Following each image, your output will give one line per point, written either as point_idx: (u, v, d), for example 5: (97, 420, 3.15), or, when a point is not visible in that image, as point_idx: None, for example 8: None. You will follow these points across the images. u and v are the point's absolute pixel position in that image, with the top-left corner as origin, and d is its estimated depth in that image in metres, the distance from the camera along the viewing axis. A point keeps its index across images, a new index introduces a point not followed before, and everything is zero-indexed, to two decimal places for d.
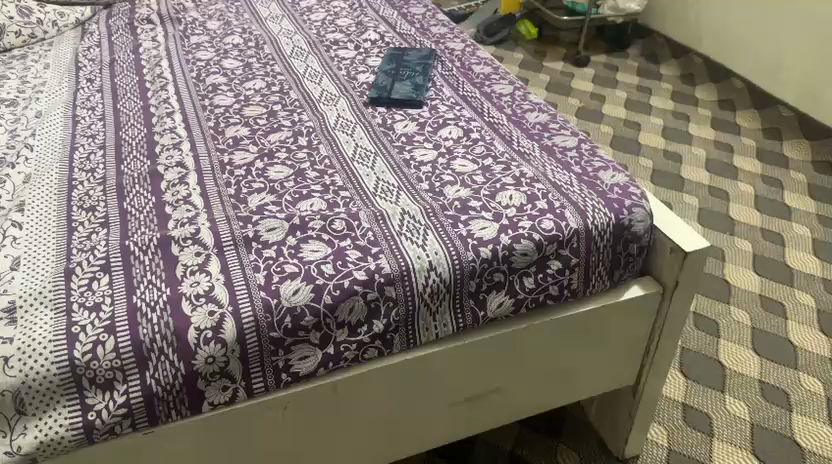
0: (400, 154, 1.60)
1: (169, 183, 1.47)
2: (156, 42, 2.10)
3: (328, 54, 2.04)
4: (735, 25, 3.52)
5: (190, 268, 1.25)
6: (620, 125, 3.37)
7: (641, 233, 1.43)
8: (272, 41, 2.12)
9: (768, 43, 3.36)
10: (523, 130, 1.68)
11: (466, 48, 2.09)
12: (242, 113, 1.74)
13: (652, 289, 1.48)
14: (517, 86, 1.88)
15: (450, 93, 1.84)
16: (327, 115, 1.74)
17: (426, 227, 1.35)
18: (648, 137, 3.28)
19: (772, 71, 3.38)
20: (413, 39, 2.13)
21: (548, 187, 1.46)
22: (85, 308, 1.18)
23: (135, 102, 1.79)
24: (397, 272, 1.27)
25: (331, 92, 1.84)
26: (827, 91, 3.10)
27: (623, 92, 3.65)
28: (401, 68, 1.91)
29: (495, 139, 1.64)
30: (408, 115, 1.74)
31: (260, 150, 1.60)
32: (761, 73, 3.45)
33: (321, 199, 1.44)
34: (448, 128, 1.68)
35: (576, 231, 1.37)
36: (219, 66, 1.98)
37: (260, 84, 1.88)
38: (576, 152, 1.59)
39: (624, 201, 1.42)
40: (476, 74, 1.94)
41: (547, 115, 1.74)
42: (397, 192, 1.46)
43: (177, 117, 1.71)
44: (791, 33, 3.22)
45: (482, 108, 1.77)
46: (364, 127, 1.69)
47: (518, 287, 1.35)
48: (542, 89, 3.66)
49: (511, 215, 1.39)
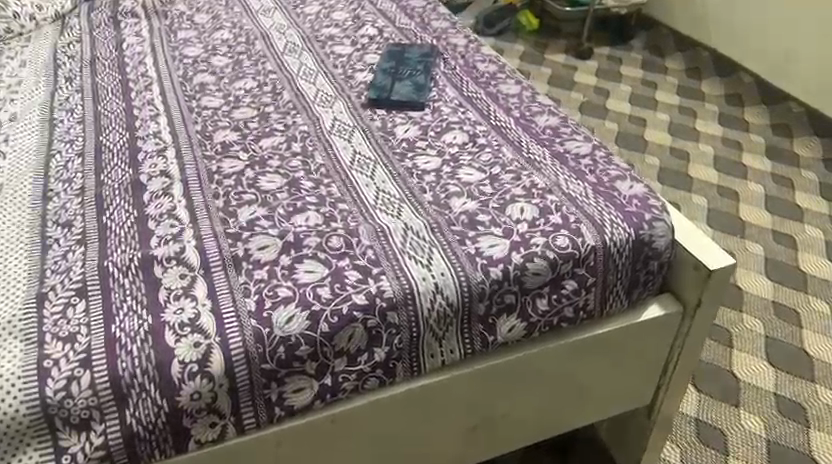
0: (401, 162, 1.49)
1: (152, 194, 1.36)
2: (140, 37, 1.98)
3: (324, 51, 1.93)
4: (734, 16, 3.46)
5: (174, 292, 1.14)
6: (625, 122, 3.26)
7: (661, 250, 1.33)
8: (263, 37, 2.00)
9: (767, 39, 3.32)
10: (532, 135, 1.57)
11: (470, 44, 1.97)
12: (232, 116, 1.63)
13: (672, 307, 1.39)
14: (524, 86, 1.77)
15: (454, 94, 1.73)
16: (323, 118, 1.63)
17: (431, 244, 1.25)
18: (653, 134, 3.18)
19: (770, 66, 3.35)
20: (413, 34, 2.02)
21: (562, 199, 1.36)
22: (58, 338, 1.07)
23: (117, 103, 1.67)
24: (400, 296, 1.17)
25: (327, 93, 1.73)
26: (823, 92, 3.11)
27: (627, 87, 3.54)
28: (402, 66, 1.80)
29: (503, 144, 1.54)
30: (410, 118, 1.63)
31: (251, 157, 1.49)
32: (757, 66, 3.42)
33: (318, 212, 1.33)
34: (452, 133, 1.58)
35: (593, 248, 1.27)
36: (208, 63, 1.86)
37: (251, 83, 1.77)
38: (591, 158, 1.48)
39: (644, 214, 1.33)
40: (480, 73, 1.83)
41: (558, 118, 1.63)
42: (399, 205, 1.36)
43: (162, 120, 1.60)
44: (793, 32, 3.19)
45: (487, 110, 1.66)
46: (363, 132, 1.58)
47: (531, 310, 1.25)
48: (544, 83, 3.55)
49: (523, 230, 1.29)
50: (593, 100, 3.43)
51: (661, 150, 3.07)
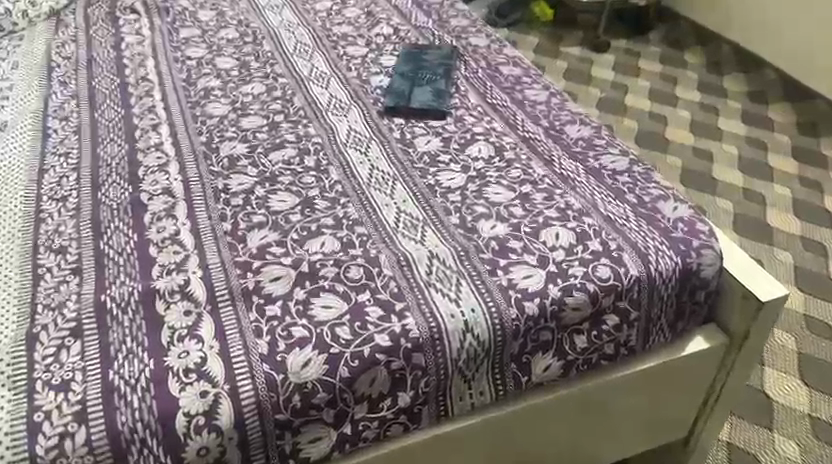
0: (423, 178, 1.37)
1: (154, 216, 1.25)
2: (141, 36, 1.87)
3: (336, 52, 1.81)
4: (751, 9, 3.35)
5: (178, 333, 1.04)
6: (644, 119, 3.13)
7: (709, 279, 1.22)
8: (272, 36, 1.88)
9: (786, 30, 3.21)
10: (563, 148, 1.45)
11: (492, 44, 1.85)
12: (239, 125, 1.52)
13: (718, 340, 1.28)
14: (553, 92, 1.65)
15: (477, 101, 1.61)
16: (338, 129, 1.51)
17: (459, 275, 1.14)
18: (675, 132, 3.06)
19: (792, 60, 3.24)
20: (431, 33, 1.89)
21: (601, 223, 1.24)
22: (50, 387, 0.97)
23: (115, 111, 1.56)
24: (427, 336, 1.06)
25: (340, 100, 1.61)
26: None
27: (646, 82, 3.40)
28: (421, 70, 1.69)
29: (533, 159, 1.42)
30: (430, 128, 1.52)
31: (260, 173, 1.37)
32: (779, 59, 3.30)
33: (334, 237, 1.22)
34: (476, 145, 1.46)
35: (637, 280, 1.16)
36: (212, 65, 1.75)
37: (259, 88, 1.65)
38: (629, 176, 1.36)
39: (691, 241, 1.22)
40: (504, 77, 1.71)
41: (591, 129, 1.51)
42: (423, 229, 1.25)
43: (163, 130, 1.49)
44: (812, 22, 3.08)
45: (514, 119, 1.54)
46: (380, 144, 1.47)
47: (568, 348, 1.15)
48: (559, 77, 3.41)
49: (559, 259, 1.17)
50: (611, 96, 3.29)
51: (682, 150, 2.94)
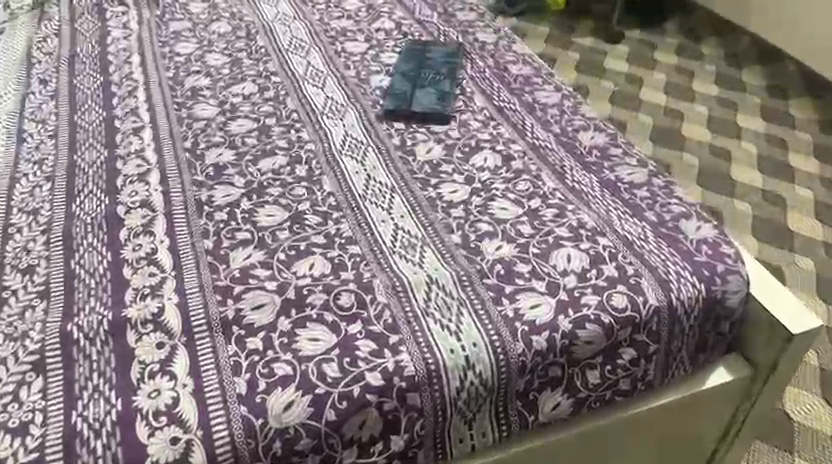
0: (423, 191, 1.27)
1: (130, 232, 1.16)
2: (128, 30, 1.76)
3: (334, 48, 1.70)
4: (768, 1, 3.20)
5: (149, 369, 0.94)
6: (659, 115, 3.00)
7: (734, 308, 1.12)
8: (266, 31, 1.77)
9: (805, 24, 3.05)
10: (576, 158, 1.34)
11: (500, 40, 1.73)
12: (227, 129, 1.41)
13: (741, 372, 1.18)
14: (565, 94, 1.53)
15: (483, 104, 1.50)
16: (333, 134, 1.41)
17: (459, 303, 1.04)
18: (690, 129, 2.93)
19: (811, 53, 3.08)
20: (436, 27, 1.77)
21: (617, 244, 1.13)
22: (7, 431, 0.88)
23: (96, 112, 1.46)
24: (423, 374, 0.95)
25: (337, 101, 1.51)
26: None
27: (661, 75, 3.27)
28: (424, 68, 1.58)
29: (543, 170, 1.31)
30: (432, 134, 1.41)
31: (248, 183, 1.27)
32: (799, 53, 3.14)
33: (324, 257, 1.11)
34: (481, 154, 1.35)
35: (656, 310, 1.06)
36: (202, 62, 1.64)
37: (250, 88, 1.55)
38: (648, 190, 1.25)
39: (715, 266, 1.11)
40: (513, 77, 1.59)
41: (606, 136, 1.40)
42: (421, 249, 1.14)
43: (146, 135, 1.39)
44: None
45: (523, 125, 1.43)
46: (378, 152, 1.36)
47: (580, 384, 1.05)
48: (571, 69, 3.27)
49: (571, 286, 1.07)
50: (625, 89, 3.15)
51: (698, 149, 2.82)
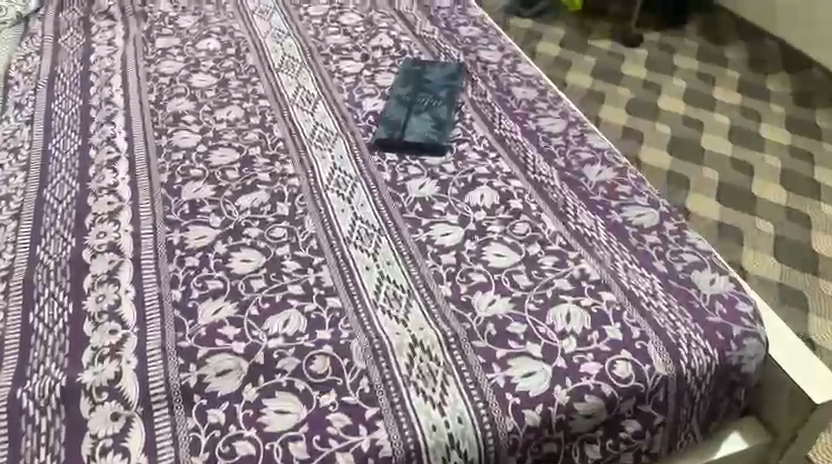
0: (412, 233, 1.17)
1: (95, 279, 1.08)
2: (112, 47, 1.68)
3: (327, 68, 1.60)
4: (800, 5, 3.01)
5: (101, 444, 0.86)
6: (676, 125, 2.82)
7: (750, 374, 1.01)
8: (257, 48, 1.68)
9: None
10: (580, 196, 1.24)
11: (505, 60, 1.63)
12: (208, 161, 1.32)
13: (757, 439, 1.07)
14: (572, 121, 1.42)
15: (482, 133, 1.40)
16: (319, 166, 1.31)
17: (445, 370, 0.94)
18: (710, 140, 2.74)
19: None
20: (436, 45, 1.67)
21: (622, 300, 1.03)
22: None
23: (72, 140, 1.38)
24: (401, 454, 0.86)
25: (327, 129, 1.41)
26: None
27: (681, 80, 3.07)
28: (420, 92, 1.48)
29: (545, 210, 1.21)
30: (426, 167, 1.31)
31: (225, 223, 1.18)
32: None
33: (301, 311, 1.02)
34: (478, 191, 1.25)
35: (664, 379, 0.95)
36: (187, 83, 1.55)
37: (236, 112, 1.46)
38: (658, 235, 1.15)
39: (730, 328, 1.01)
40: (516, 102, 1.49)
41: (614, 171, 1.29)
42: (407, 302, 1.05)
43: (121, 166, 1.31)
44: None
45: (525, 157, 1.33)
46: (368, 187, 1.27)
47: (578, 460, 0.94)
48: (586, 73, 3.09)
49: (570, 351, 0.97)
50: (641, 96, 2.97)
51: (718, 161, 2.63)
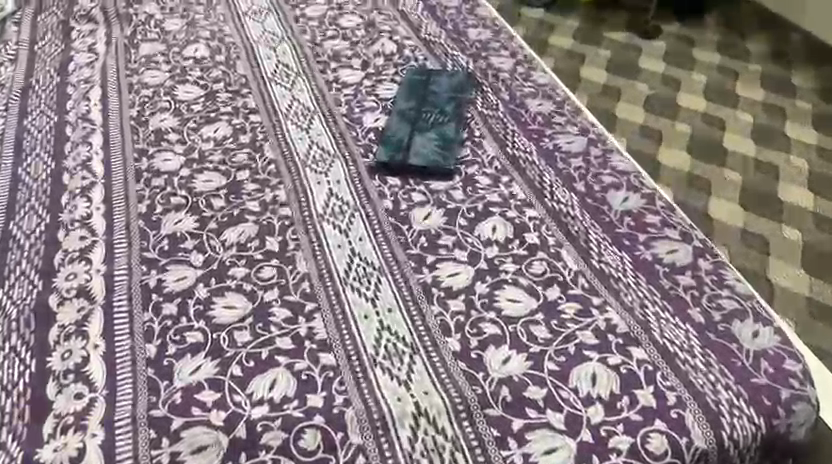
0: (417, 273, 1.05)
1: (61, 331, 0.97)
2: (93, 54, 1.55)
3: (324, 78, 1.47)
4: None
5: None
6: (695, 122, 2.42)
7: (800, 442, 0.89)
8: (248, 54, 1.55)
9: None
10: (604, 227, 1.11)
11: (517, 67, 1.49)
12: (192, 187, 1.21)
13: None
14: (593, 139, 1.30)
15: (494, 153, 1.27)
16: (314, 193, 1.19)
17: (453, 445, 0.83)
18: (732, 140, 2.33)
19: None
20: (443, 51, 1.54)
21: (654, 358, 0.91)
22: None
23: (43, 163, 1.26)
24: None
25: (323, 149, 1.29)
26: None
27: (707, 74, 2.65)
28: (425, 107, 1.35)
29: (565, 244, 1.08)
30: (432, 194, 1.18)
31: (208, 261, 1.06)
32: None
33: (290, 371, 0.90)
34: (489, 222, 1.13)
35: (704, 454, 0.83)
36: (172, 96, 1.43)
37: (224, 130, 1.34)
38: (692, 277, 1.03)
39: (777, 391, 0.89)
40: (531, 116, 1.36)
41: (641, 198, 1.17)
42: (410, 359, 0.93)
43: (97, 194, 1.19)
44: None
45: (541, 182, 1.20)
46: (367, 216, 1.15)
47: None
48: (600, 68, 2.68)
49: (596, 421, 0.84)
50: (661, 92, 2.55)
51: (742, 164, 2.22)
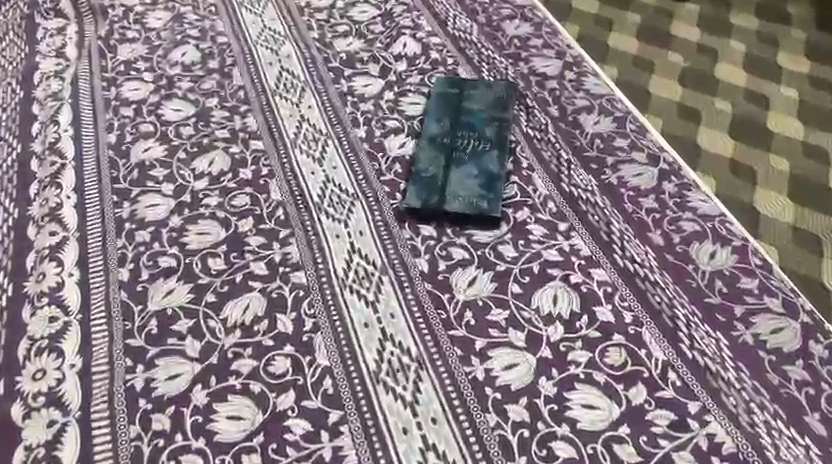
0: (465, 367, 0.84)
1: (28, 455, 0.78)
2: (62, 60, 1.32)
3: (337, 90, 1.25)
4: None
5: None
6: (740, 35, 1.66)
7: None
8: (245, 58, 1.31)
9: None
10: (692, 297, 0.91)
11: (566, 73, 1.26)
12: (185, 241, 1.00)
13: None
14: (664, 170, 1.08)
15: (546, 190, 1.05)
16: (332, 249, 0.98)
17: None
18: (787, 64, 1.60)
19: None
20: (476, 52, 1.31)
21: None
22: None
23: (4, 211, 1.05)
24: None
25: (340, 187, 1.07)
26: None
27: None
28: (460, 130, 1.12)
29: (645, 322, 0.88)
30: (476, 249, 0.97)
31: (207, 351, 0.87)
32: None
33: None
34: (549, 289, 0.92)
35: None
36: (157, 116, 1.21)
37: (220, 162, 1.12)
38: (805, 369, 0.84)
39: None
40: (587, 140, 1.13)
41: (731, 254, 0.96)
42: None
43: (70, 255, 0.99)
44: None
45: (606, 231, 0.99)
46: (398, 282, 0.94)
47: None
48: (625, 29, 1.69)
49: None
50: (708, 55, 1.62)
51: (789, 102, 1.51)
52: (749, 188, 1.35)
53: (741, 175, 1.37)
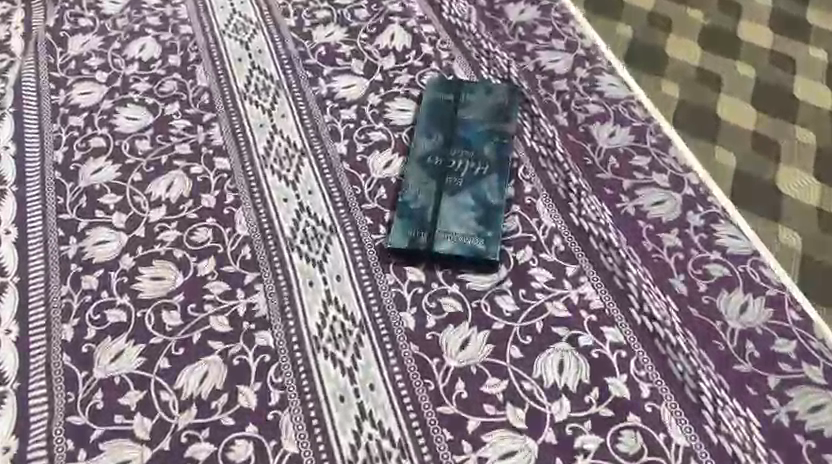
0: (455, 454, 0.73)
1: None
2: (5, 55, 1.16)
3: (315, 93, 1.09)
4: None
5: None
6: None
7: None
8: (212, 54, 1.15)
9: None
10: (719, 364, 0.78)
11: (578, 69, 1.09)
12: (138, 289, 0.87)
13: None
14: (689, 197, 0.94)
15: (552, 223, 0.91)
16: (304, 300, 0.85)
17: None
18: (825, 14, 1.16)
19: None
20: (475, 45, 1.14)
21: None
22: None
23: None
24: None
25: (315, 218, 0.94)
26: None
27: None
28: (454, 148, 0.97)
29: (664, 398, 0.76)
30: (471, 299, 0.85)
31: (159, 432, 0.76)
32: None
33: None
34: (553, 353, 0.80)
35: None
36: (110, 127, 1.06)
37: (179, 186, 0.98)
38: None
39: None
40: (600, 157, 0.98)
41: (766, 307, 0.83)
42: None
43: (7, 307, 0.86)
44: None
45: (621, 277, 0.86)
46: (378, 343, 0.82)
47: None
48: None
49: None
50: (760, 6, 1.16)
51: None
52: (766, 165, 0.97)
53: (761, 150, 0.99)
